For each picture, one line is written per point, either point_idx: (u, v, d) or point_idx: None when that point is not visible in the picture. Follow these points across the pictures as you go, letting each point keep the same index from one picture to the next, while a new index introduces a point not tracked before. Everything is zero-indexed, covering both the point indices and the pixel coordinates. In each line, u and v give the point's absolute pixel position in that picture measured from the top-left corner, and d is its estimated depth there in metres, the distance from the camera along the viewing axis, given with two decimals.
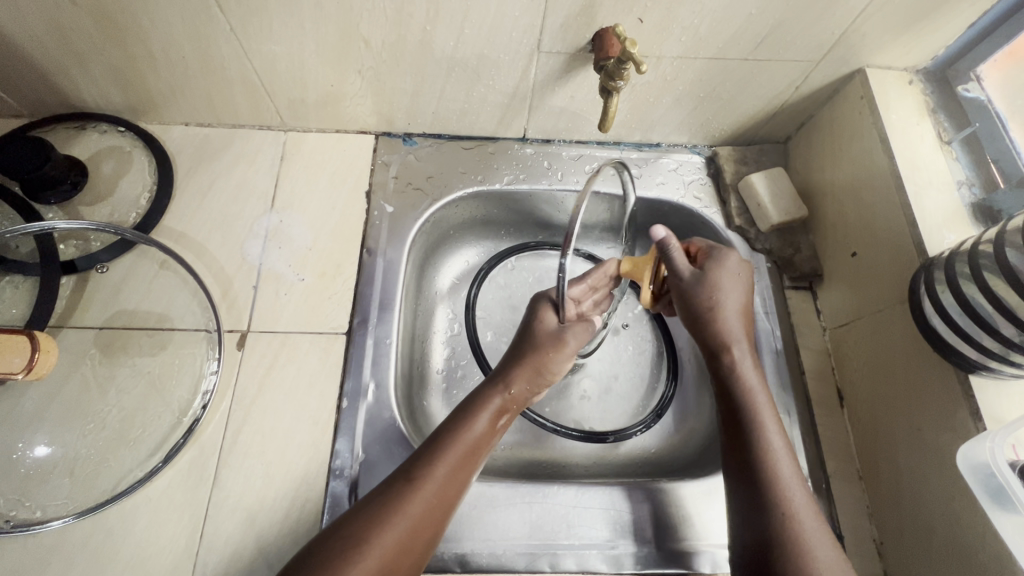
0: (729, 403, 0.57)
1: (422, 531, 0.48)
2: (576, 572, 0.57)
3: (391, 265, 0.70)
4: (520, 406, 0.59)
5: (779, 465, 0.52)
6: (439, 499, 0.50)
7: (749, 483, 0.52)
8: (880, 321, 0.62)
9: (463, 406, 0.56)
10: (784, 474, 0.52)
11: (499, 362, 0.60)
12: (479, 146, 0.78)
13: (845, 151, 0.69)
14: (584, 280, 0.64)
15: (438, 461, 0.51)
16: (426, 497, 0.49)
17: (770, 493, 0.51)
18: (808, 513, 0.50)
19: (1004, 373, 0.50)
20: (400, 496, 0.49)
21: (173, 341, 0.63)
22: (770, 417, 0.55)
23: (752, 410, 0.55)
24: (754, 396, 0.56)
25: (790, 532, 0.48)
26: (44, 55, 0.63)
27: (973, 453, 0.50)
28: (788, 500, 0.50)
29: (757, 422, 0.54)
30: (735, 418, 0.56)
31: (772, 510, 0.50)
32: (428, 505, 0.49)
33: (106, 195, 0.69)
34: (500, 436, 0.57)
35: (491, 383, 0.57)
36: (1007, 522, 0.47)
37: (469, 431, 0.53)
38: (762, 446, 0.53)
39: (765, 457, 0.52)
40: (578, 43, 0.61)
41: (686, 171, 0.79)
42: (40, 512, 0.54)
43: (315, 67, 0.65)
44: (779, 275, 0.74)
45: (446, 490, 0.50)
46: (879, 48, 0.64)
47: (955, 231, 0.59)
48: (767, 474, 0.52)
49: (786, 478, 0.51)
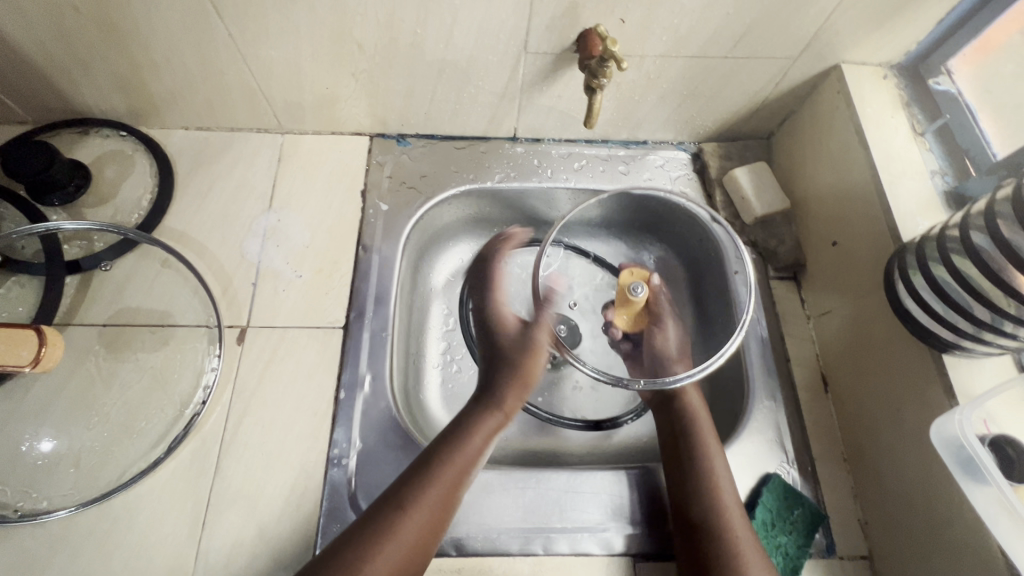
0: (677, 436, 0.62)
1: (415, 546, 0.51)
2: (570, 555, 0.59)
3: (386, 261, 0.72)
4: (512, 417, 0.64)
5: (727, 495, 0.57)
6: (435, 518, 0.53)
7: (698, 509, 0.56)
8: (861, 307, 0.64)
9: (456, 421, 0.61)
10: (729, 499, 0.57)
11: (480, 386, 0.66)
12: (471, 146, 0.80)
13: (823, 145, 0.72)
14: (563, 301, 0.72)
15: (426, 486, 0.54)
16: (417, 518, 0.52)
17: (717, 519, 0.55)
18: (747, 538, 0.55)
19: (977, 351, 0.53)
20: (390, 518, 0.52)
21: (175, 336, 0.65)
22: (714, 443, 0.61)
23: (700, 440, 0.61)
24: (700, 427, 0.62)
25: (728, 545, 0.54)
26: (49, 62, 0.65)
27: (945, 428, 0.52)
28: (727, 517, 0.55)
29: (706, 454, 0.59)
30: (683, 443, 0.61)
31: (711, 529, 0.55)
32: (421, 523, 0.52)
33: (109, 197, 0.72)
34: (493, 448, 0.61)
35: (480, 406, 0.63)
36: (980, 495, 0.49)
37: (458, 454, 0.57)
38: (712, 469, 0.58)
39: (712, 485, 0.57)
40: (563, 43, 0.63)
41: (672, 167, 0.81)
42: (46, 502, 0.56)
43: (310, 71, 0.67)
44: (764, 266, 0.76)
45: (436, 512, 0.53)
46: (853, 44, 0.66)
47: (928, 218, 0.61)
48: (714, 497, 0.57)
49: (728, 504, 0.56)
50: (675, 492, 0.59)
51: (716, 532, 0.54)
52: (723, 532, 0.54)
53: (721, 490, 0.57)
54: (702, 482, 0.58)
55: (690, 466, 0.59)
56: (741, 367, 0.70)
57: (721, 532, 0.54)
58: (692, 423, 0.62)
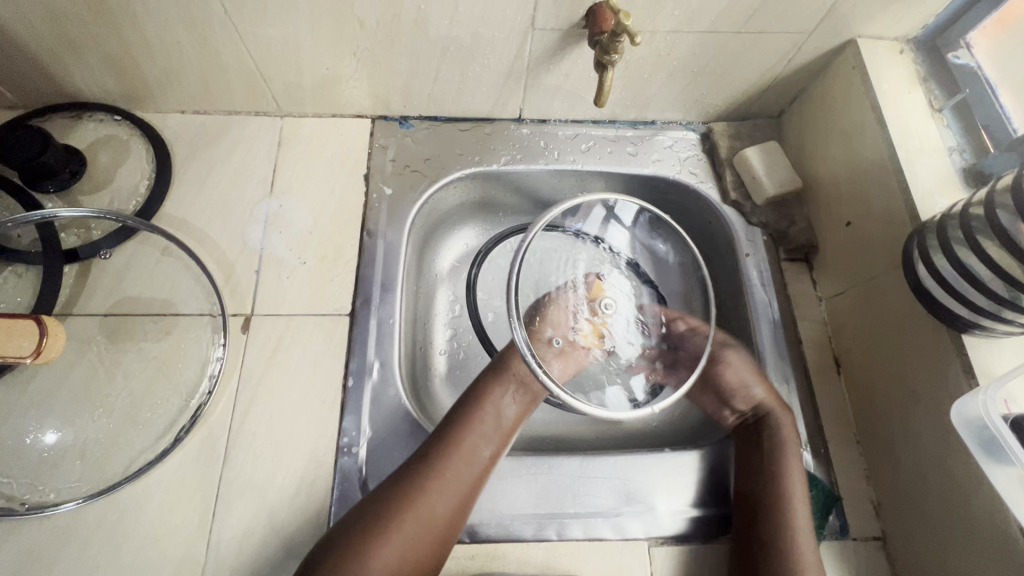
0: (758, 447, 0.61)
1: (426, 544, 0.51)
2: (583, 539, 0.59)
3: (391, 247, 0.70)
4: (526, 410, 0.61)
5: (798, 511, 0.56)
6: (449, 520, 0.52)
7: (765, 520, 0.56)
8: (876, 288, 0.63)
9: (473, 410, 0.58)
10: (800, 524, 0.56)
11: (488, 368, 0.62)
12: (475, 127, 0.78)
13: (837, 123, 0.70)
14: (550, 320, 0.68)
15: (438, 486, 0.53)
16: (428, 517, 0.51)
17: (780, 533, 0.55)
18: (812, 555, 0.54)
19: (997, 331, 0.52)
20: (398, 514, 0.51)
21: (177, 325, 0.64)
22: (793, 461, 0.59)
23: (782, 459, 0.59)
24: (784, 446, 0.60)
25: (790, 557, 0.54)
26: (39, 42, 0.63)
27: (967, 408, 0.51)
28: (797, 533, 0.55)
29: (783, 472, 0.58)
30: (760, 459, 0.60)
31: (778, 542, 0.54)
32: (430, 524, 0.51)
33: (105, 183, 0.70)
34: (506, 446, 0.59)
35: (494, 398, 0.59)
36: (1001, 474, 0.48)
37: (472, 456, 0.55)
38: (788, 483, 0.57)
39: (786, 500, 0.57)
40: (571, 19, 0.61)
41: (681, 147, 0.79)
42: (53, 495, 0.55)
43: (310, 50, 0.65)
44: (775, 248, 0.74)
45: (449, 514, 0.52)
46: (870, 17, 0.64)
47: (946, 197, 0.60)
48: (782, 515, 0.56)
49: (798, 523, 0.55)
50: (748, 499, 0.58)
51: (773, 546, 0.54)
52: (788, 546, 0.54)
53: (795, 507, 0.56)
54: (776, 495, 0.57)
55: (764, 480, 0.58)
56: (753, 349, 0.69)
57: (781, 550, 0.54)
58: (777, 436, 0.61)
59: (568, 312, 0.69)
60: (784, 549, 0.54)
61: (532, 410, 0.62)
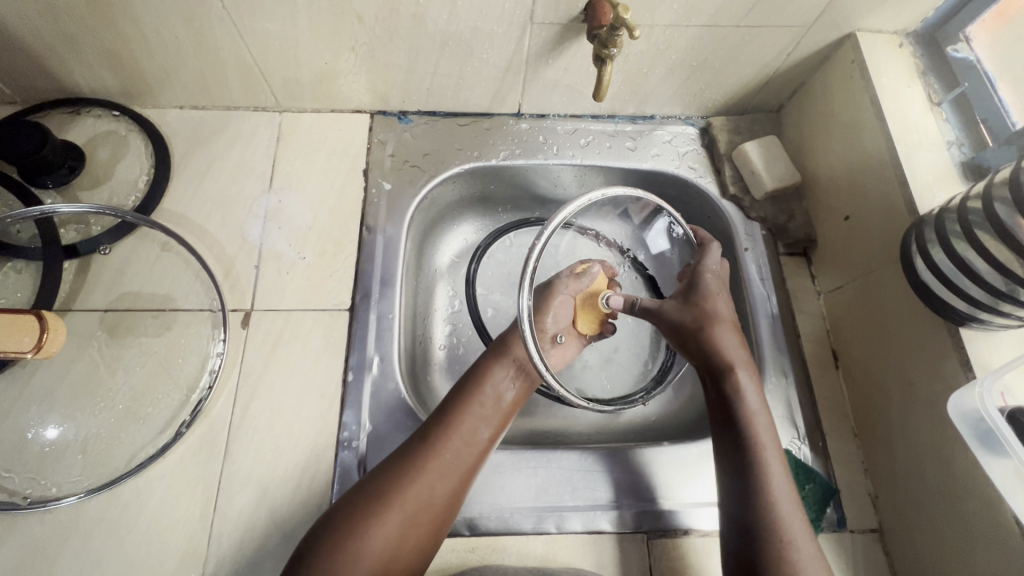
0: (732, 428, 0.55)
1: (422, 523, 0.51)
2: (583, 533, 0.59)
3: (391, 242, 0.70)
4: (525, 392, 0.61)
5: (779, 493, 0.51)
6: (442, 500, 0.52)
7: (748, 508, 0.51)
8: (874, 282, 0.63)
9: (472, 393, 0.58)
10: (783, 508, 0.50)
11: (488, 352, 0.62)
12: (474, 122, 0.78)
13: (836, 117, 0.70)
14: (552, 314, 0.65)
15: (435, 466, 0.53)
16: (424, 496, 0.51)
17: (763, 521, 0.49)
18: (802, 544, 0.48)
19: (994, 324, 0.52)
20: (395, 493, 0.51)
21: (177, 321, 0.64)
22: (768, 436, 0.54)
23: (756, 440, 0.53)
24: (756, 427, 0.54)
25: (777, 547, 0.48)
26: (36, 38, 0.62)
27: (963, 401, 0.51)
28: (781, 519, 0.49)
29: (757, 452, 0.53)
30: (736, 445, 0.54)
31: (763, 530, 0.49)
32: (427, 503, 0.51)
33: (104, 179, 0.70)
34: (503, 429, 0.58)
35: (491, 380, 0.59)
36: (997, 466, 0.49)
37: (469, 437, 0.55)
38: (763, 467, 0.52)
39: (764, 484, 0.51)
40: (570, 13, 0.61)
41: (680, 142, 0.79)
42: (55, 489, 0.56)
43: (309, 44, 0.65)
44: (774, 242, 0.74)
45: (443, 494, 0.52)
46: (869, 12, 0.64)
47: (945, 190, 0.60)
48: (765, 501, 0.50)
49: (782, 508, 0.50)
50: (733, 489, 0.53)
51: (756, 531, 0.49)
52: (771, 533, 0.49)
53: (774, 491, 0.51)
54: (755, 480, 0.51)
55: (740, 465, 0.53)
56: (752, 343, 0.69)
57: (767, 533, 0.49)
58: (744, 409, 0.55)
59: (566, 302, 0.66)
60: (771, 533, 0.49)
61: (529, 394, 0.62)
